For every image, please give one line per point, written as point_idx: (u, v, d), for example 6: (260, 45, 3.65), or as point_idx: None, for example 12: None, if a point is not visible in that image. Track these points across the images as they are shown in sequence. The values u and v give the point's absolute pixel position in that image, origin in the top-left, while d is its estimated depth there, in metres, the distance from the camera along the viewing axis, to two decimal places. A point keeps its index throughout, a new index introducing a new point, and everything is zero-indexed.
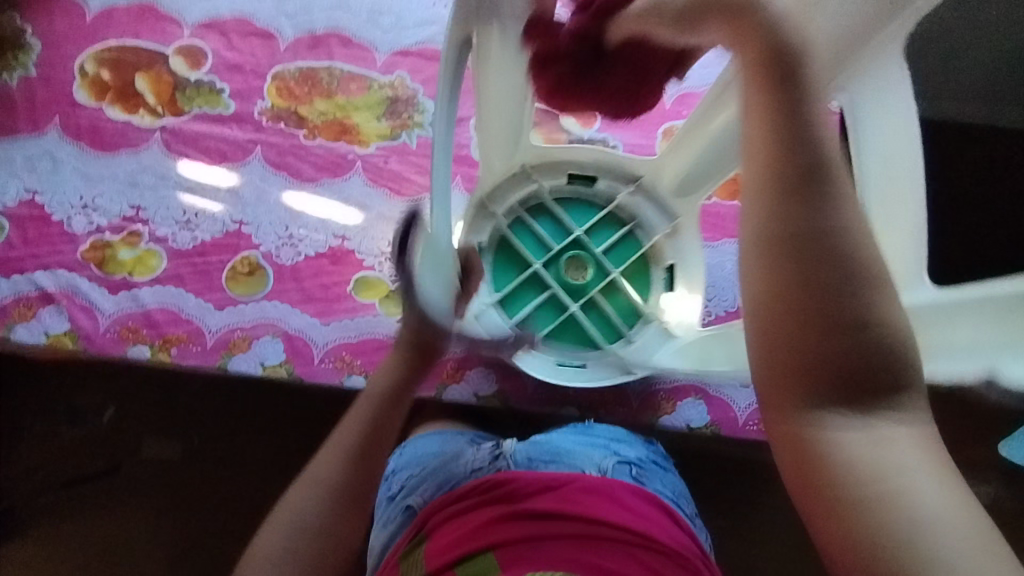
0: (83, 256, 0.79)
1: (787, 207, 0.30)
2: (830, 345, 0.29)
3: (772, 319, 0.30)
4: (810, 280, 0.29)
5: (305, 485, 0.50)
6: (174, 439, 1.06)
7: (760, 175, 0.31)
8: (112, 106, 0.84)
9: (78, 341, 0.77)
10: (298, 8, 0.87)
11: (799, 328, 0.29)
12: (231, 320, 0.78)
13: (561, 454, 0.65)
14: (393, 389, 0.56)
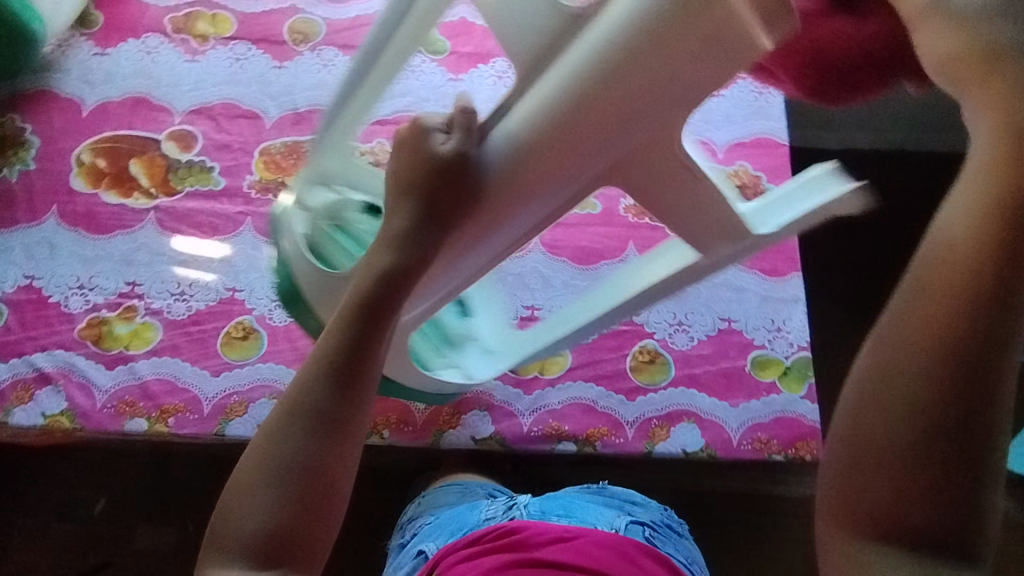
0: (80, 335, 0.81)
1: (973, 323, 0.37)
2: (951, 431, 0.37)
3: (900, 378, 0.38)
4: (964, 381, 0.37)
5: (273, 451, 0.48)
6: (169, 525, 1.04)
7: (971, 289, 0.37)
8: (108, 190, 0.88)
9: (75, 419, 0.78)
10: (282, 90, 0.94)
11: (938, 404, 0.37)
12: (228, 385, 0.79)
13: (573, 508, 0.67)
14: (338, 355, 0.49)
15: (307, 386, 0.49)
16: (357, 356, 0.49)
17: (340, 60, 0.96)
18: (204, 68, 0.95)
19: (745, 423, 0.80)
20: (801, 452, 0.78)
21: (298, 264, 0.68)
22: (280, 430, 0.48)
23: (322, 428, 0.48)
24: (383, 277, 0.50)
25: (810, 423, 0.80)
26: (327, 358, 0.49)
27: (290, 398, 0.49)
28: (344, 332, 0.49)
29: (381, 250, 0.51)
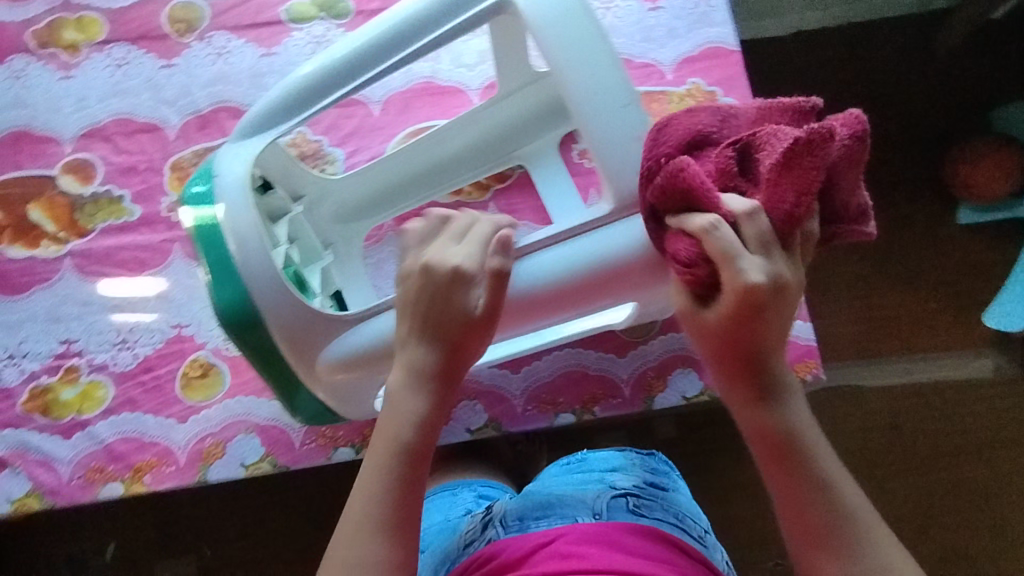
0: (24, 409, 0.74)
1: (761, 405, 0.50)
2: (812, 497, 0.48)
3: (783, 458, 0.50)
4: (783, 448, 0.49)
5: (342, 565, 0.48)
6: (181, 559, 1.05)
7: (748, 395, 0.51)
8: (12, 245, 0.78)
9: (44, 498, 0.72)
10: (178, 92, 0.83)
11: (792, 475, 0.49)
12: (199, 428, 0.74)
13: (551, 504, 0.63)
14: (403, 484, 0.50)
15: (356, 542, 0.48)
16: (407, 506, 0.49)
17: (235, 46, 0.84)
18: (83, 83, 0.83)
19: None
20: (801, 373, 0.77)
21: (257, 271, 0.56)
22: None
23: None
24: (418, 426, 0.51)
25: (806, 343, 0.78)
26: (378, 510, 0.49)
27: (344, 556, 0.48)
28: (386, 484, 0.50)
29: (410, 396, 0.52)
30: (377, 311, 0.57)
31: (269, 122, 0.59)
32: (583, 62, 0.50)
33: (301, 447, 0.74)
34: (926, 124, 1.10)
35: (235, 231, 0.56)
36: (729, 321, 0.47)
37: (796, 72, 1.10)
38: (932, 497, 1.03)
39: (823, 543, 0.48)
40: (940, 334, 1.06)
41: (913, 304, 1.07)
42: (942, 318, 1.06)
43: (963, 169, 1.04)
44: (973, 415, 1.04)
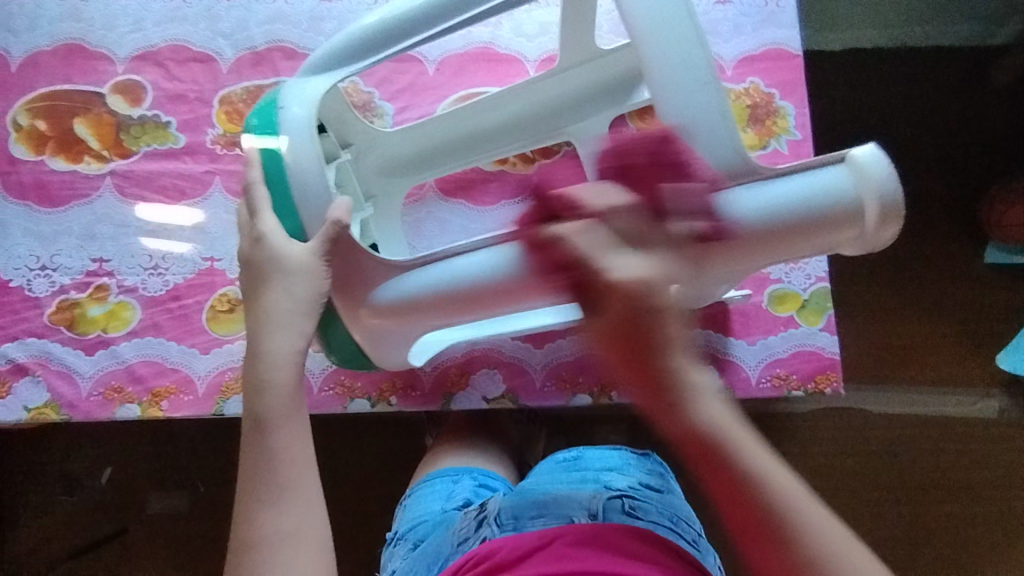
0: (51, 320, 0.74)
1: (678, 402, 0.41)
2: (762, 504, 0.41)
3: (728, 468, 0.42)
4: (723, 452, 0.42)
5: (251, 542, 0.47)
6: (175, 491, 1.13)
7: (669, 403, 0.42)
8: (54, 157, 0.78)
9: (61, 410, 0.73)
10: (235, 26, 0.83)
11: (740, 485, 0.41)
12: (221, 361, 0.74)
13: (547, 503, 0.63)
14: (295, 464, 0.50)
15: (255, 521, 0.47)
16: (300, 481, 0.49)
17: None
18: (141, 4, 0.83)
19: (763, 361, 0.77)
20: (821, 385, 0.76)
21: (314, 211, 0.57)
22: (267, 564, 0.45)
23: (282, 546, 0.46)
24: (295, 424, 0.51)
25: (830, 356, 0.77)
26: (263, 485, 0.49)
27: (246, 534, 0.47)
28: (270, 469, 0.49)
29: (287, 402, 0.52)
30: (428, 262, 0.57)
31: (334, 64, 0.59)
32: (668, 41, 0.48)
33: (319, 393, 0.75)
34: (972, 156, 1.08)
35: (298, 168, 0.56)
36: (624, 332, 0.40)
37: (851, 86, 1.08)
38: (919, 528, 1.04)
39: (763, 539, 0.41)
40: (952, 369, 1.06)
41: (932, 335, 1.06)
42: (955, 353, 1.06)
43: (997, 210, 1.03)
44: (972, 452, 1.05)
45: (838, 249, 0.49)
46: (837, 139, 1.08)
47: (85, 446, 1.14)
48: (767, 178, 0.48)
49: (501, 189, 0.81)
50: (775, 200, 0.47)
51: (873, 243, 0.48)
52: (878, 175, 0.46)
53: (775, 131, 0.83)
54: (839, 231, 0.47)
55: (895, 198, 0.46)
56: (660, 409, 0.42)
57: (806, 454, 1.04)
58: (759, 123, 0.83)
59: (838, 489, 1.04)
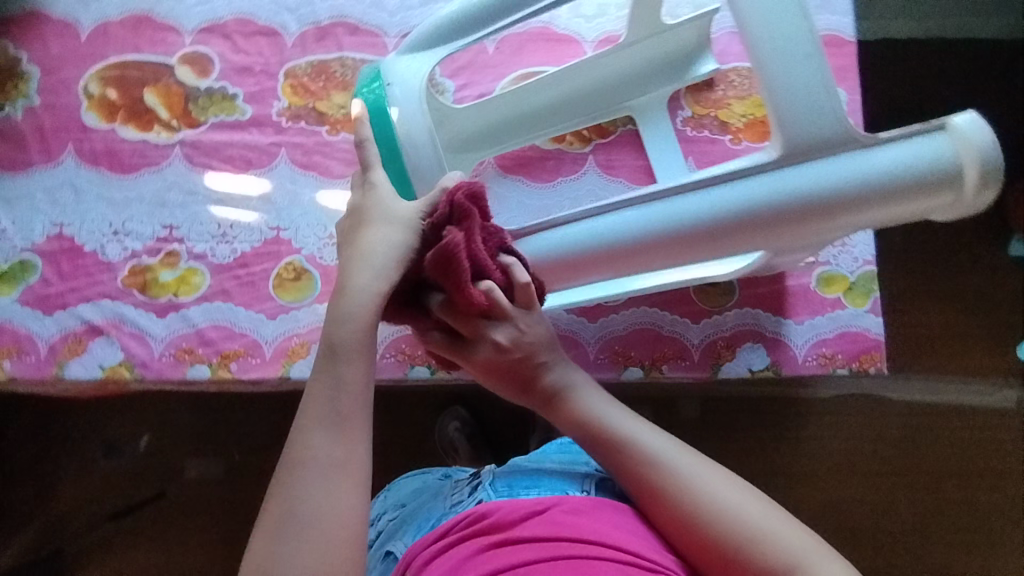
0: (124, 284, 0.77)
1: (569, 407, 0.63)
2: (634, 471, 0.58)
3: (619, 451, 0.59)
4: (611, 437, 0.60)
5: (297, 461, 0.49)
6: (213, 458, 1.16)
7: (573, 408, 0.63)
8: (125, 125, 0.80)
9: (134, 370, 0.75)
10: (299, 1, 0.84)
11: (623, 461, 0.59)
12: (287, 327, 0.77)
13: (539, 475, 0.66)
14: (356, 400, 0.51)
15: (308, 439, 0.49)
16: (353, 416, 0.50)
17: None
18: None
19: (810, 340, 0.79)
20: (865, 365, 0.78)
21: (423, 173, 0.64)
22: (310, 481, 0.48)
23: (331, 471, 0.48)
24: (359, 361, 0.52)
25: (875, 337, 0.79)
26: (321, 407, 0.50)
27: (294, 450, 0.49)
28: (331, 397, 0.51)
29: (357, 331, 0.52)
30: (530, 232, 0.64)
31: (439, 41, 0.63)
32: (769, 14, 0.53)
33: (381, 359, 0.78)
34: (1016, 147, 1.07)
35: (411, 133, 0.63)
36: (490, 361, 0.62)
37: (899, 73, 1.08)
38: (937, 514, 1.06)
39: (661, 496, 0.56)
40: (978, 357, 1.08)
41: (953, 326, 1.08)
42: (982, 340, 1.08)
43: None
44: (992, 441, 1.07)
45: (928, 212, 0.55)
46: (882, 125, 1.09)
47: (127, 412, 1.17)
48: (871, 147, 0.53)
49: (557, 167, 0.82)
50: (879, 168, 0.52)
51: (972, 207, 0.53)
52: (976, 142, 0.51)
53: None
54: (935, 196, 0.52)
55: (994, 164, 0.51)
56: (548, 408, 0.64)
57: (822, 440, 1.07)
58: None
59: (858, 472, 1.07)
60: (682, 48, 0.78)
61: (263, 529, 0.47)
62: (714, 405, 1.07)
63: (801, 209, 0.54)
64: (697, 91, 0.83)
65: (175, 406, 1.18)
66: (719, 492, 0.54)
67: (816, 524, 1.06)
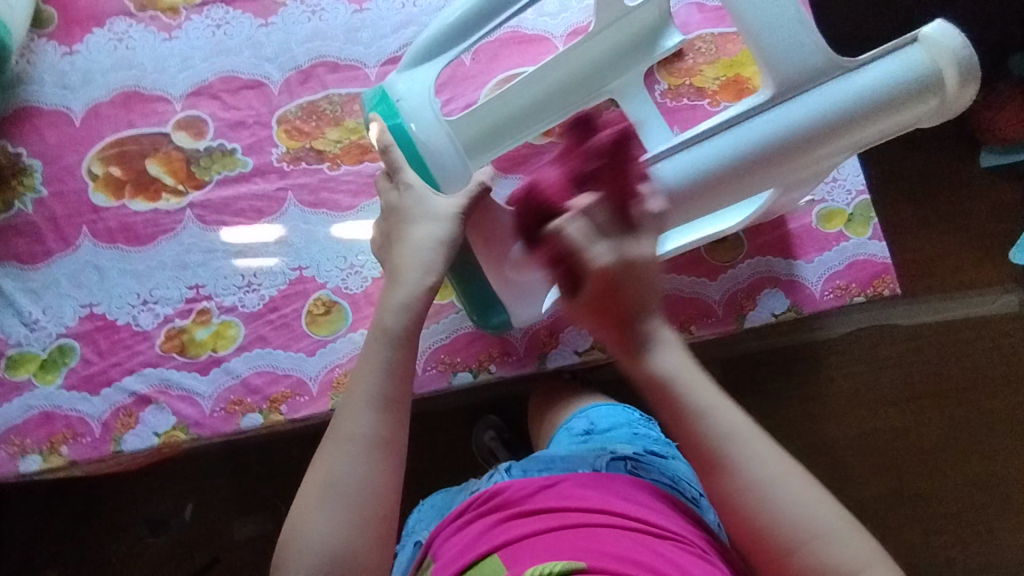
0: (163, 349, 0.79)
1: (636, 355, 0.53)
2: (705, 424, 0.52)
3: (681, 405, 0.52)
4: (683, 393, 0.52)
5: (340, 442, 0.54)
6: (260, 513, 1.15)
7: (655, 369, 0.53)
8: (134, 198, 0.83)
9: (190, 430, 0.78)
10: (277, 50, 0.87)
11: (687, 410, 0.52)
12: (328, 360, 0.79)
13: (554, 459, 0.73)
14: (387, 394, 0.56)
15: (354, 416, 0.55)
16: (390, 405, 0.55)
17: (328, 4, 0.88)
18: (186, 44, 0.87)
19: (823, 276, 0.83)
20: (879, 289, 0.82)
21: (449, 171, 0.66)
22: (350, 461, 0.53)
23: (371, 449, 0.53)
24: (386, 365, 0.57)
25: (882, 261, 0.83)
26: (372, 386, 0.56)
27: (342, 428, 0.54)
28: (373, 385, 0.56)
29: (397, 314, 0.59)
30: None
31: (430, 54, 0.66)
32: None
33: (424, 373, 0.80)
34: (971, 62, 1.12)
35: (427, 136, 0.65)
36: (602, 298, 0.52)
37: None
38: (959, 426, 1.11)
39: (718, 464, 0.51)
40: (975, 266, 1.12)
41: (944, 242, 1.13)
42: (976, 250, 1.13)
43: (990, 114, 1.08)
44: (999, 347, 1.12)
45: (917, 122, 0.60)
46: None
47: (166, 485, 1.17)
48: (855, 70, 0.58)
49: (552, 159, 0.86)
50: (870, 87, 0.57)
51: (955, 105, 0.58)
52: (950, 44, 0.57)
53: None
54: (921, 103, 0.58)
55: (968, 65, 0.57)
56: (628, 352, 0.54)
57: (839, 375, 1.11)
58: None
59: (880, 398, 1.11)
60: (647, 28, 0.81)
61: (307, 499, 0.53)
62: (736, 365, 1.10)
63: (803, 137, 0.58)
64: (668, 64, 0.87)
65: (213, 470, 1.17)
66: (774, 480, 0.50)
67: (845, 456, 1.10)
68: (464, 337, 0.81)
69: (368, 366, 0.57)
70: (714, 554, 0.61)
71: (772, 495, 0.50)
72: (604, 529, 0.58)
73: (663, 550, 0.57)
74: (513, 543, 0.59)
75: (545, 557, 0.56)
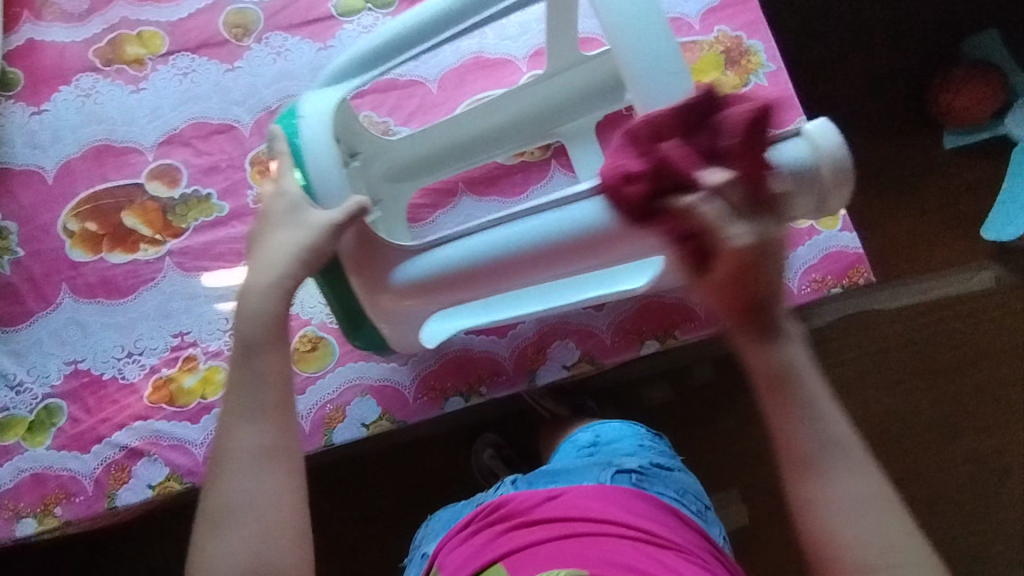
0: (151, 400, 0.79)
1: (750, 342, 0.50)
2: (799, 429, 0.50)
3: (779, 402, 0.51)
4: (780, 391, 0.50)
5: (233, 458, 0.51)
6: None
7: (769, 361, 0.50)
8: (111, 251, 0.83)
9: (184, 479, 0.77)
10: (245, 93, 0.88)
11: (778, 403, 0.50)
12: (318, 396, 0.79)
13: (559, 471, 0.73)
14: (280, 394, 0.53)
15: (241, 431, 0.52)
16: (277, 412, 0.52)
17: (292, 44, 0.89)
18: (154, 94, 0.88)
19: (799, 271, 0.85)
20: (854, 279, 0.84)
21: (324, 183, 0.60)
22: (247, 476, 0.51)
23: (263, 462, 0.51)
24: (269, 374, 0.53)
25: (855, 252, 0.85)
26: (247, 398, 0.52)
27: (230, 442, 0.52)
28: (254, 392, 0.52)
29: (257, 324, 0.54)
30: (426, 248, 0.61)
31: (339, 80, 0.64)
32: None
33: (416, 401, 0.80)
34: (916, 55, 1.18)
35: (312, 146, 0.60)
36: (731, 280, 0.47)
37: (799, 15, 1.18)
38: (950, 402, 1.13)
39: (812, 471, 0.49)
40: (946, 246, 1.15)
41: (917, 224, 1.15)
42: (947, 230, 1.15)
43: (947, 96, 1.12)
44: (984, 322, 1.14)
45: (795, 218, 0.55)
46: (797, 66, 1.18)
47: (164, 536, 1.15)
48: None
49: (525, 179, 0.87)
50: None
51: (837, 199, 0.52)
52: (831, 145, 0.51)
53: (751, 67, 0.90)
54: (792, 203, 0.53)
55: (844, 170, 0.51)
56: (750, 344, 0.50)
57: (835, 363, 1.13)
58: (735, 65, 0.90)
59: (870, 380, 1.13)
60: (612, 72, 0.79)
61: (203, 525, 0.51)
62: (725, 362, 1.12)
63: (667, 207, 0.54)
64: None
65: None
66: (863, 505, 0.48)
67: (867, 440, 1.11)
68: (452, 361, 0.81)
69: (245, 374, 0.53)
70: (715, 562, 0.62)
71: (861, 524, 0.48)
72: (606, 539, 0.59)
73: (664, 558, 0.58)
74: (517, 552, 0.60)
75: (553, 566, 0.57)
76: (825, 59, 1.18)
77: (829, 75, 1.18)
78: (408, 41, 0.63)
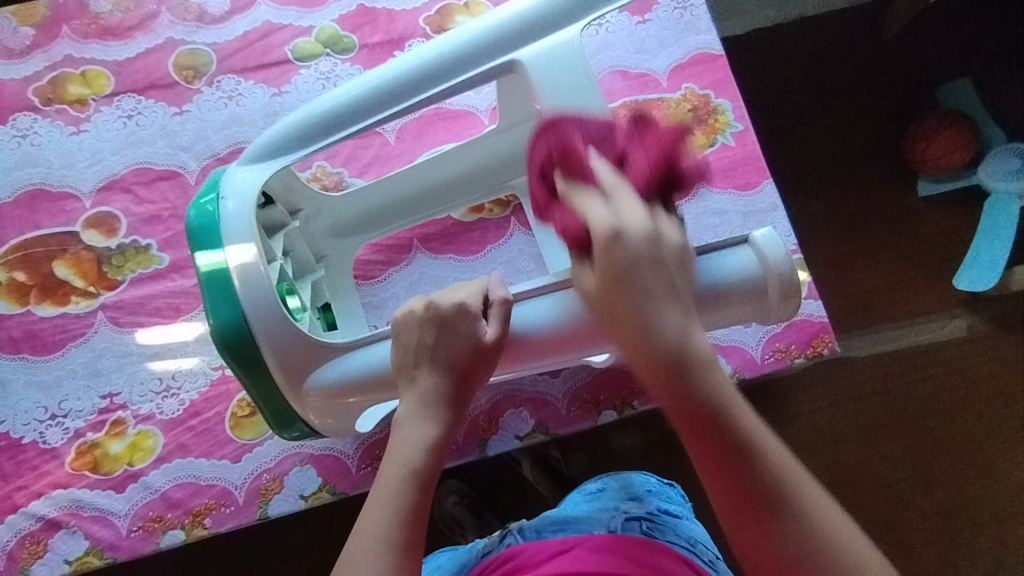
0: (74, 467, 0.74)
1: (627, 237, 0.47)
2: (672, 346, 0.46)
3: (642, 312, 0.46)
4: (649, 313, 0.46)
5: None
6: None
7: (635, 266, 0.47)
8: (40, 304, 0.78)
9: (105, 554, 0.72)
10: (193, 138, 0.84)
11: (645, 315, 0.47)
12: (254, 465, 0.75)
13: (567, 519, 0.67)
14: (412, 508, 0.48)
15: (364, 553, 0.46)
16: (416, 523, 0.48)
17: (245, 87, 0.85)
18: (96, 137, 0.83)
19: (763, 339, 0.82)
20: (819, 348, 0.82)
21: (251, 282, 0.58)
22: None
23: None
24: (417, 477, 0.49)
25: (819, 320, 0.82)
26: (388, 520, 0.47)
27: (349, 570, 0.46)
28: (397, 500, 0.48)
29: (422, 422, 0.52)
30: (361, 346, 0.59)
31: (276, 154, 0.62)
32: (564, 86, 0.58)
33: (358, 472, 0.76)
34: (886, 108, 1.17)
35: (232, 239, 0.59)
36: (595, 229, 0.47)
37: (771, 66, 1.17)
38: (927, 453, 1.08)
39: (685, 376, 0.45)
40: (918, 298, 1.12)
41: (891, 275, 1.12)
42: (921, 281, 1.12)
43: (919, 145, 1.11)
44: (965, 369, 1.10)
45: (745, 321, 0.60)
46: (767, 116, 1.17)
47: None
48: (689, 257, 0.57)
49: (483, 236, 0.84)
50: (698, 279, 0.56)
51: (774, 316, 0.59)
52: (775, 255, 0.57)
53: (719, 127, 0.88)
54: (747, 306, 0.57)
55: (791, 279, 0.57)
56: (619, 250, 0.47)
57: (802, 414, 1.08)
58: (702, 123, 0.88)
59: (835, 438, 1.08)
60: None
61: None
62: None
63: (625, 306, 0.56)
64: None
65: None
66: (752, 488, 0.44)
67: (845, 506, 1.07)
68: None
69: (394, 476, 0.49)
70: None
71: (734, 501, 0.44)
72: None
73: None
74: None
75: None
76: (797, 110, 1.17)
77: (801, 126, 1.17)
78: (357, 111, 0.60)
